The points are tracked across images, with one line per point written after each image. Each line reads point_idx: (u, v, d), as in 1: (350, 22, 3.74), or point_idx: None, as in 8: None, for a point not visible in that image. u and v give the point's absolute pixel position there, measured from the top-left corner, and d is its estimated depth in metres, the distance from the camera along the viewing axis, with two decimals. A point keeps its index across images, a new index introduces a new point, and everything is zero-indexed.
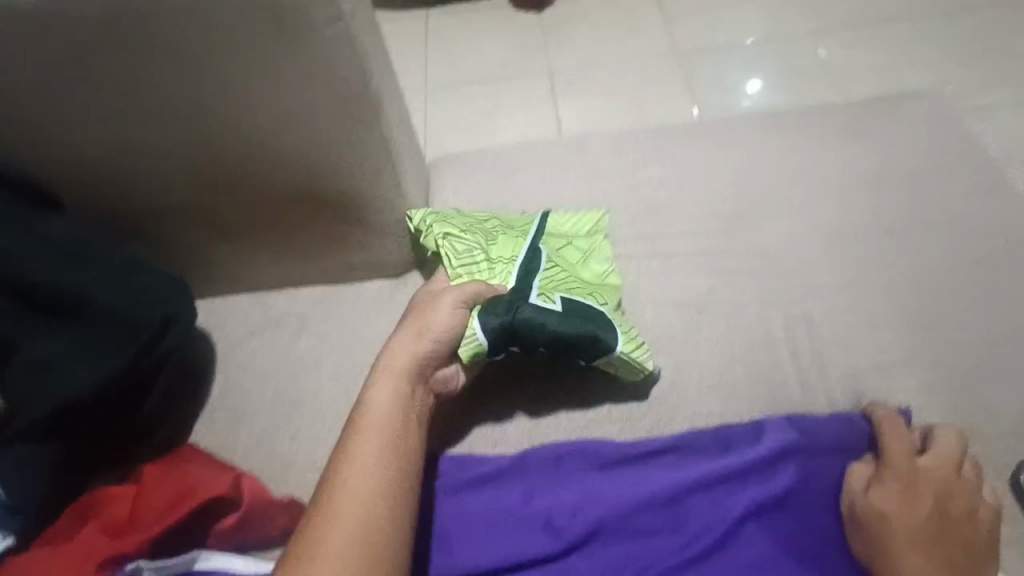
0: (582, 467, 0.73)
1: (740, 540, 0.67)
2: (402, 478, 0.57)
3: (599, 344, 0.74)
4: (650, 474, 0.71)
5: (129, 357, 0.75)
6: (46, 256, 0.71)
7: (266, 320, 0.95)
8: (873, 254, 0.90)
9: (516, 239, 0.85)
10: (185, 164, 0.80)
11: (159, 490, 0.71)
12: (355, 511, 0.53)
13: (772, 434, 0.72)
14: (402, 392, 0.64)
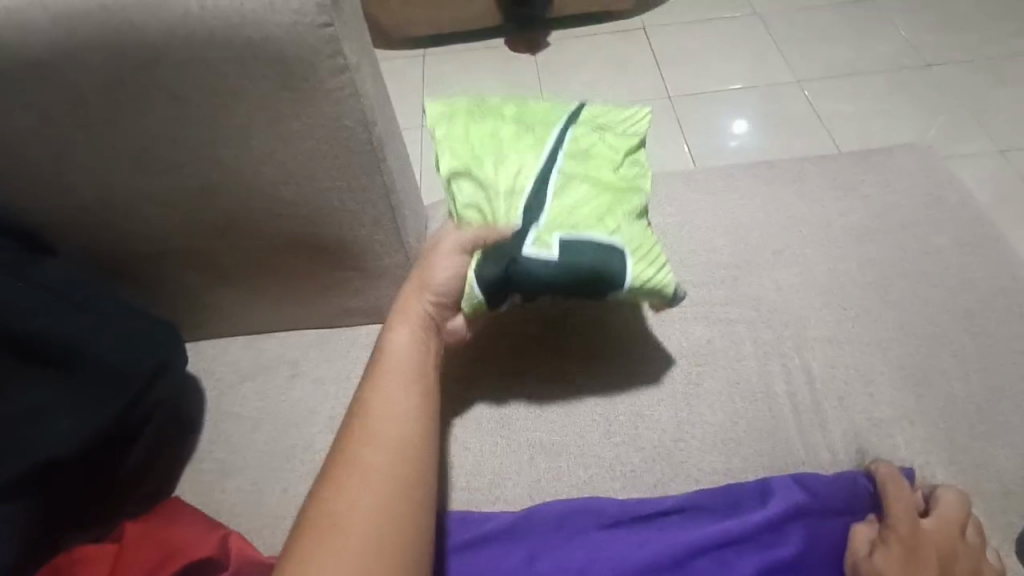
0: (585, 527, 0.71)
1: None
2: (422, 412, 0.59)
3: (603, 282, 0.70)
4: (656, 535, 0.69)
5: (116, 409, 0.72)
6: (37, 304, 0.69)
7: (260, 365, 0.93)
8: (870, 305, 0.91)
9: (525, 154, 0.76)
10: (185, 209, 0.80)
11: (142, 549, 0.68)
12: (383, 445, 0.56)
13: (780, 494, 0.70)
14: (418, 335, 0.66)
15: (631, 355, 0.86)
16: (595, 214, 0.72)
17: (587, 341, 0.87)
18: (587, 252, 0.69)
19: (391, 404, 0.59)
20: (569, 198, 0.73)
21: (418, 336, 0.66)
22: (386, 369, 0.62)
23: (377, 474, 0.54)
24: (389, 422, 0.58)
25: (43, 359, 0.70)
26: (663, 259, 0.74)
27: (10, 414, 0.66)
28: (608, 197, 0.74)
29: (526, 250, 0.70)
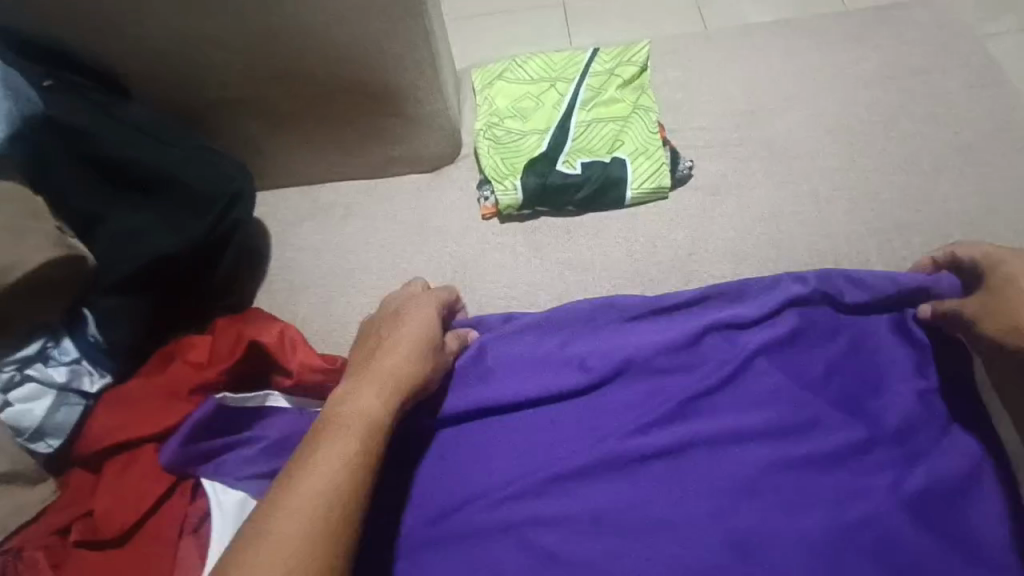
0: (612, 318, 0.82)
1: (754, 372, 0.77)
2: (385, 414, 0.64)
3: (611, 189, 0.94)
4: (678, 321, 0.80)
5: (207, 224, 0.83)
6: (127, 138, 0.79)
7: (314, 208, 1.02)
8: (875, 143, 0.98)
9: (550, 115, 1.02)
10: (245, 55, 0.87)
11: (225, 334, 0.80)
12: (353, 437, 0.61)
13: (782, 288, 0.80)
14: (407, 337, 0.70)
15: (652, 187, 0.94)
16: (606, 141, 0.98)
17: (611, 167, 0.94)
18: (598, 168, 0.94)
19: (362, 410, 0.63)
20: (584, 139, 0.99)
21: (407, 345, 0.70)
22: (369, 359, 0.69)
23: (346, 460, 0.59)
24: (365, 415, 0.63)
25: (139, 186, 0.81)
26: (662, 167, 0.95)
27: (117, 232, 0.79)
28: (617, 120, 1.00)
29: (557, 167, 0.95)
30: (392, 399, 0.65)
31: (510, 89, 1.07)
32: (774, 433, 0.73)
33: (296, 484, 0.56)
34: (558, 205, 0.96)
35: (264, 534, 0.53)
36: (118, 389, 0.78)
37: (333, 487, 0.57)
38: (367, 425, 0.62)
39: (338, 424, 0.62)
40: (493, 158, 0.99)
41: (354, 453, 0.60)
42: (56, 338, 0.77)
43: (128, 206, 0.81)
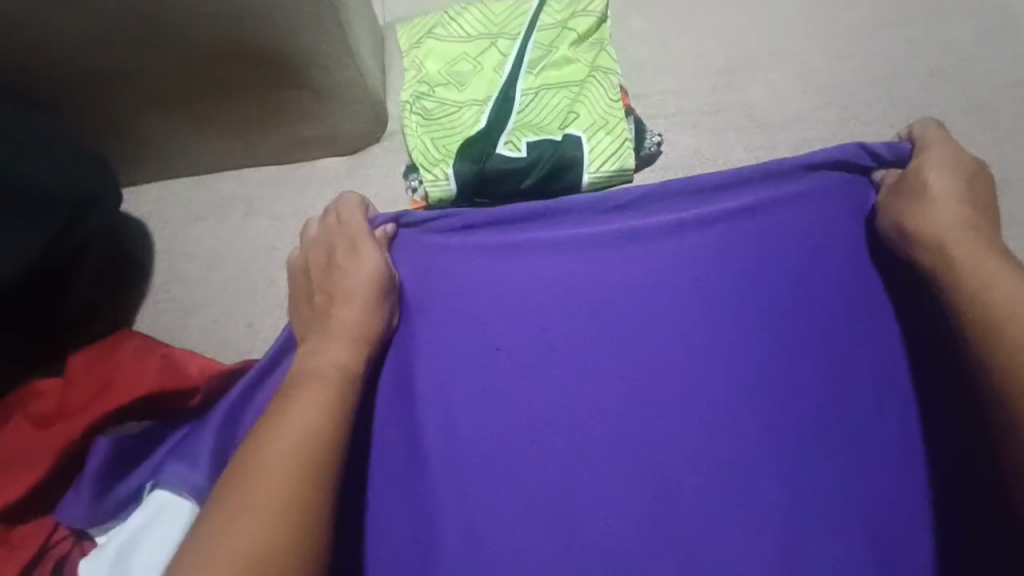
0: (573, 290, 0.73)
1: None
2: (349, 376, 0.57)
3: (564, 174, 0.78)
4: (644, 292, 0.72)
5: (49, 239, 0.66)
6: None
7: (209, 205, 0.85)
8: (875, 105, 0.84)
9: (491, 82, 0.85)
10: (96, 27, 0.64)
11: (83, 379, 0.65)
12: (314, 403, 0.54)
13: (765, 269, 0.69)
14: (363, 280, 0.63)
15: (613, 169, 0.78)
16: (558, 114, 0.81)
17: (564, 146, 0.78)
18: (549, 150, 0.78)
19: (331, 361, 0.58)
20: (531, 111, 0.82)
21: (366, 295, 0.63)
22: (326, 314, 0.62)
23: (312, 427, 0.52)
24: (331, 373, 0.57)
25: None
26: (625, 143, 0.79)
27: None
28: (572, 87, 0.83)
29: (499, 148, 0.78)
30: (356, 357, 0.59)
31: (444, 49, 0.88)
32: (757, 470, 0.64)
33: (266, 450, 0.50)
34: (499, 196, 0.79)
35: (226, 515, 0.47)
36: None
37: (310, 441, 0.51)
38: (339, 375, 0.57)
39: (309, 375, 0.56)
40: (421, 139, 0.82)
41: (326, 406, 0.54)
42: None
43: None
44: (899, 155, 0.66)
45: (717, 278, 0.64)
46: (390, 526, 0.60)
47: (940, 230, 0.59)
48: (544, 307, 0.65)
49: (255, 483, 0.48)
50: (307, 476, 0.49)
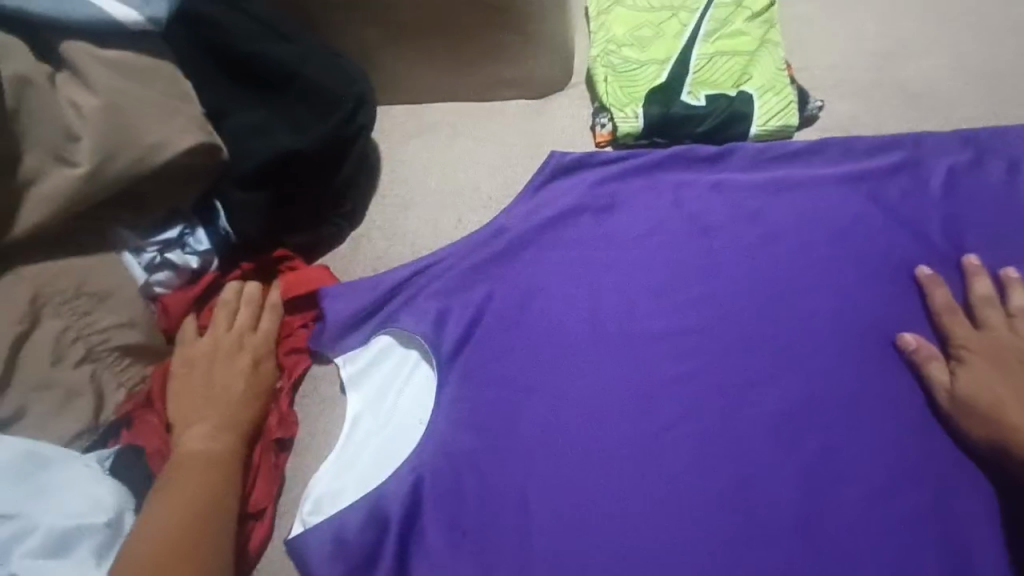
0: (742, 197, 0.85)
1: (884, 312, 0.79)
2: (233, 445, 0.72)
3: (734, 125, 0.91)
4: (823, 204, 0.83)
5: (332, 123, 0.80)
6: (254, 29, 0.78)
7: (421, 126, 1.01)
8: (1017, 95, 0.93)
9: (671, 44, 0.98)
10: None
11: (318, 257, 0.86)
12: (208, 449, 0.71)
13: (910, 220, 0.82)
14: (258, 345, 0.79)
15: (778, 125, 0.91)
16: (730, 76, 0.94)
17: (737, 102, 0.91)
18: (723, 103, 0.91)
19: (230, 414, 0.74)
20: (706, 72, 0.95)
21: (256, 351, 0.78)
22: (229, 361, 0.77)
23: (201, 480, 0.68)
24: (197, 450, 0.70)
25: (264, 83, 0.79)
26: (789, 104, 0.91)
27: (240, 128, 0.78)
28: (743, 55, 0.95)
29: (681, 98, 0.92)
30: (246, 416, 0.74)
31: (629, 16, 1.01)
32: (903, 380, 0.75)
33: (178, 477, 0.68)
34: (675, 138, 0.93)
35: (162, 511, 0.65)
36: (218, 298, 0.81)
37: (210, 480, 0.69)
38: (232, 417, 0.74)
39: (202, 417, 0.73)
40: (610, 85, 0.96)
41: (221, 456, 0.71)
42: (191, 226, 0.79)
43: (245, 101, 0.79)
44: None
45: (863, 213, 0.83)
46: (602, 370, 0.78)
47: (1012, 400, 0.68)
48: (719, 222, 0.84)
49: (178, 478, 0.68)
50: (217, 489, 0.68)
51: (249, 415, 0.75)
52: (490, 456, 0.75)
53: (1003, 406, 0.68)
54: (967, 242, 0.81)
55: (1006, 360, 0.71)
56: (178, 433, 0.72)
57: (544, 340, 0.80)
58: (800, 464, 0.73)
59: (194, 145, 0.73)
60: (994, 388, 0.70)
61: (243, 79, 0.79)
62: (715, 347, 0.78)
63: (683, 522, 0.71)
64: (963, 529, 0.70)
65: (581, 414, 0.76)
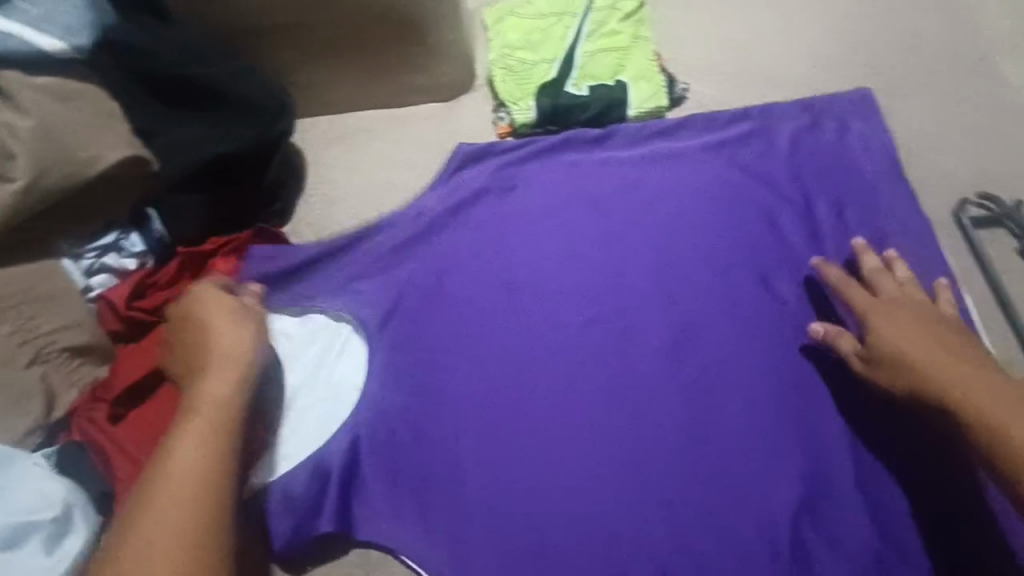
0: (625, 172, 0.97)
1: (752, 254, 0.90)
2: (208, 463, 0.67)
3: (613, 110, 1.04)
4: (694, 170, 0.97)
5: (260, 129, 0.89)
6: (182, 52, 0.84)
7: (343, 133, 1.10)
8: (860, 63, 1.05)
9: (558, 44, 1.11)
10: None
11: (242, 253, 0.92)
12: (183, 469, 0.66)
13: (763, 178, 0.95)
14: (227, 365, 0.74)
15: (652, 108, 1.04)
16: (608, 68, 1.08)
17: (614, 90, 1.04)
18: (603, 92, 1.04)
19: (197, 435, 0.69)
20: (589, 66, 1.08)
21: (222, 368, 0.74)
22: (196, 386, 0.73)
23: (177, 501, 0.64)
24: (173, 470, 0.66)
25: (193, 99, 0.86)
26: (659, 89, 1.05)
27: (175, 141, 0.85)
28: (619, 49, 1.09)
29: (566, 89, 1.06)
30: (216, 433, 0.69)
31: (520, 23, 1.14)
32: (771, 310, 0.87)
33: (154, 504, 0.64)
34: (566, 124, 1.05)
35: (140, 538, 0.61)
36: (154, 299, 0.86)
37: (185, 502, 0.64)
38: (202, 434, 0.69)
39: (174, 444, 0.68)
40: (506, 84, 1.09)
41: (198, 476, 0.66)
42: (126, 231, 0.87)
43: (177, 117, 0.86)
44: (863, 96, 0.99)
45: (724, 174, 0.96)
46: (511, 327, 0.88)
47: (917, 354, 0.72)
48: (606, 192, 0.96)
49: (152, 504, 0.64)
50: (214, 508, 0.65)
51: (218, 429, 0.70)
52: (419, 412, 0.84)
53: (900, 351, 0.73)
54: (817, 188, 0.93)
55: (896, 312, 0.76)
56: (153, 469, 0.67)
57: (461, 307, 0.90)
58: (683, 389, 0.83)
59: (125, 158, 0.81)
60: (890, 334, 0.74)
61: (176, 98, 0.86)
62: (611, 297, 0.89)
63: (593, 450, 0.81)
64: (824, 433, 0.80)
65: (498, 366, 0.86)
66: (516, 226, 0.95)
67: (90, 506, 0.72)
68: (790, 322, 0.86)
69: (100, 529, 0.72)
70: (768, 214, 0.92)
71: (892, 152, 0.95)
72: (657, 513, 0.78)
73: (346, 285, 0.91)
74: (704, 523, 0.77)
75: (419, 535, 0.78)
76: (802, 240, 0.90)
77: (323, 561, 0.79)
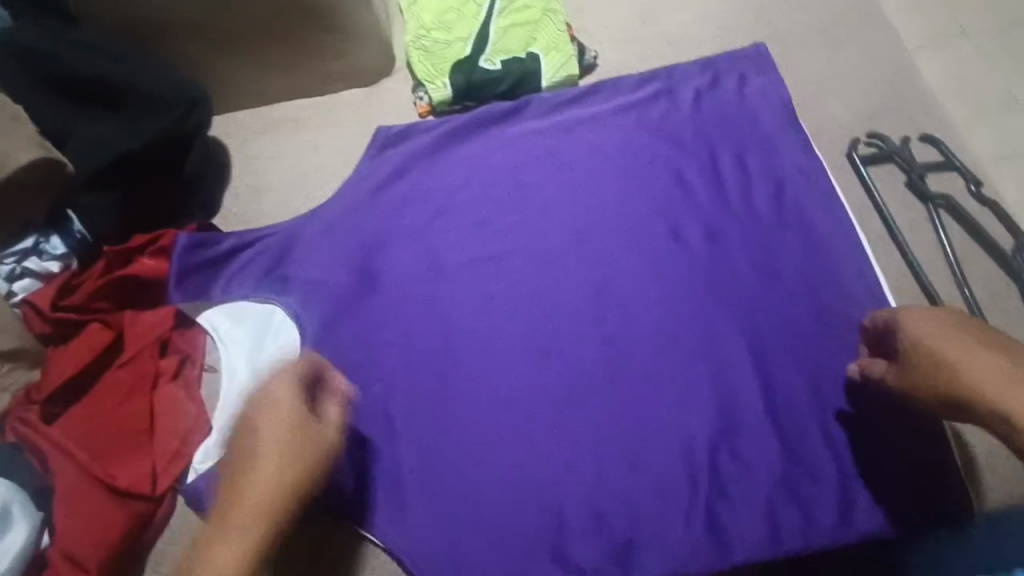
0: (537, 141, 1.01)
1: (663, 206, 0.94)
2: (277, 490, 0.62)
3: (527, 82, 1.08)
4: (604, 134, 1.01)
5: (168, 126, 0.90)
6: (82, 54, 0.87)
7: (265, 124, 1.11)
8: (754, 24, 1.11)
9: (471, 23, 1.13)
10: None
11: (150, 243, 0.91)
12: (248, 510, 0.61)
13: (670, 136, 0.99)
14: (282, 416, 0.67)
15: (564, 77, 1.08)
16: (521, 42, 1.10)
17: (526, 62, 1.08)
18: (515, 65, 1.07)
19: (272, 477, 0.63)
20: (502, 41, 1.10)
21: (282, 415, 0.67)
22: (263, 418, 0.67)
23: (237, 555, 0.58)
24: (260, 509, 0.61)
25: (98, 100, 0.89)
26: (570, 58, 1.09)
27: (83, 143, 0.87)
28: (531, 23, 1.11)
29: (480, 65, 1.08)
30: (286, 467, 0.63)
31: (433, 4, 1.15)
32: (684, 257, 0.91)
33: (217, 559, 0.58)
34: (482, 100, 1.09)
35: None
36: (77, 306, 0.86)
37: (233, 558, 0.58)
38: (281, 469, 0.63)
39: (235, 499, 0.61)
40: (422, 64, 1.11)
41: (258, 523, 0.60)
42: (46, 234, 0.87)
43: (84, 119, 0.88)
44: (759, 51, 1.05)
45: (632, 134, 1.00)
46: (437, 298, 0.91)
47: (950, 360, 0.63)
48: (521, 160, 1.00)
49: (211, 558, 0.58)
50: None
51: (286, 466, 0.63)
52: (353, 384, 0.87)
53: (1000, 393, 0.58)
54: (720, 140, 0.98)
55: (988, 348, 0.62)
56: (219, 526, 0.60)
57: (386, 281, 0.92)
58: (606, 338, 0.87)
59: (36, 158, 0.79)
60: (943, 357, 0.63)
61: (81, 98, 0.88)
62: (531, 259, 0.92)
63: (519, 407, 0.84)
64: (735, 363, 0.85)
65: (425, 334, 0.89)
66: (436, 200, 0.97)
67: (31, 501, 0.73)
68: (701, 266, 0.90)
69: (44, 524, 0.74)
70: (675, 168, 0.97)
71: (787, 102, 1.00)
72: (586, 460, 0.81)
73: (282, 272, 0.93)
74: (631, 464, 0.81)
75: (361, 502, 0.81)
76: (708, 191, 0.94)
77: None
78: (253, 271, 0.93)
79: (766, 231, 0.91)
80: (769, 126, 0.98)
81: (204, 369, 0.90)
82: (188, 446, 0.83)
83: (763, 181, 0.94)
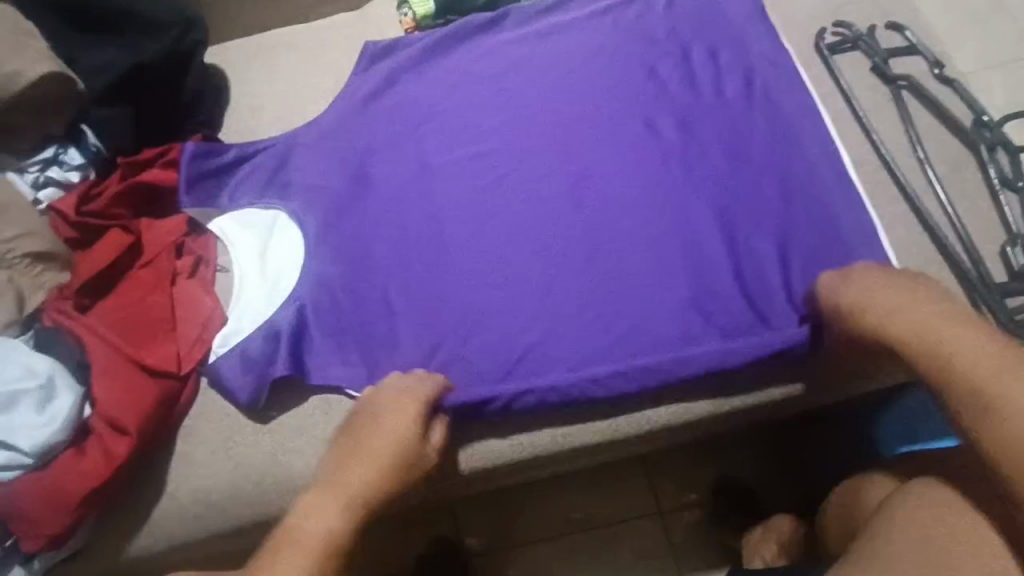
0: (516, 48, 1.06)
1: (635, 101, 1.00)
2: (381, 477, 0.73)
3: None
4: (578, 37, 1.05)
5: (168, 44, 0.96)
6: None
7: (258, 49, 1.17)
8: None
9: None
10: None
11: (156, 157, 0.98)
12: (355, 483, 0.72)
13: (644, 35, 1.04)
14: (404, 421, 0.78)
15: None
16: None
17: None
18: None
19: (378, 449, 0.75)
20: None
21: (406, 416, 0.78)
22: (358, 427, 0.78)
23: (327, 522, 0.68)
24: (362, 494, 0.71)
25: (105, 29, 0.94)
26: None
27: (94, 64, 0.93)
28: None
29: None
30: (388, 466, 0.74)
31: None
32: (655, 148, 0.97)
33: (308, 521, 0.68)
34: (463, 12, 1.14)
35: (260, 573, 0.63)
36: (98, 216, 0.94)
37: (320, 543, 0.66)
38: (382, 457, 0.74)
39: (341, 470, 0.73)
40: None
41: (353, 500, 0.71)
42: (64, 147, 0.95)
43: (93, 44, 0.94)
44: None
45: (607, 34, 1.05)
46: (427, 198, 0.98)
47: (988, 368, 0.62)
48: (502, 67, 1.05)
49: (308, 518, 0.68)
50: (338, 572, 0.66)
51: (388, 479, 0.73)
52: (355, 277, 0.94)
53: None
54: (690, 37, 1.03)
55: (917, 312, 0.70)
56: (317, 497, 0.71)
57: (379, 184, 0.99)
58: (585, 223, 0.94)
59: (47, 73, 0.87)
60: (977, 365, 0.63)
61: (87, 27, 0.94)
62: (513, 157, 0.99)
63: (505, 289, 0.92)
64: (705, 238, 0.91)
65: (416, 231, 0.96)
66: (422, 108, 1.03)
67: (70, 375, 0.82)
68: (671, 155, 0.96)
69: (84, 397, 0.82)
70: (648, 66, 1.02)
71: None
72: (570, 331, 0.89)
73: (283, 182, 1.00)
74: (611, 332, 0.88)
75: (368, 377, 0.89)
76: (677, 83, 1.00)
77: (286, 409, 0.89)
78: (254, 182, 1.00)
79: (732, 120, 0.97)
80: (735, 23, 1.03)
81: (218, 270, 0.97)
82: (207, 332, 0.91)
83: (730, 75, 1.00)
